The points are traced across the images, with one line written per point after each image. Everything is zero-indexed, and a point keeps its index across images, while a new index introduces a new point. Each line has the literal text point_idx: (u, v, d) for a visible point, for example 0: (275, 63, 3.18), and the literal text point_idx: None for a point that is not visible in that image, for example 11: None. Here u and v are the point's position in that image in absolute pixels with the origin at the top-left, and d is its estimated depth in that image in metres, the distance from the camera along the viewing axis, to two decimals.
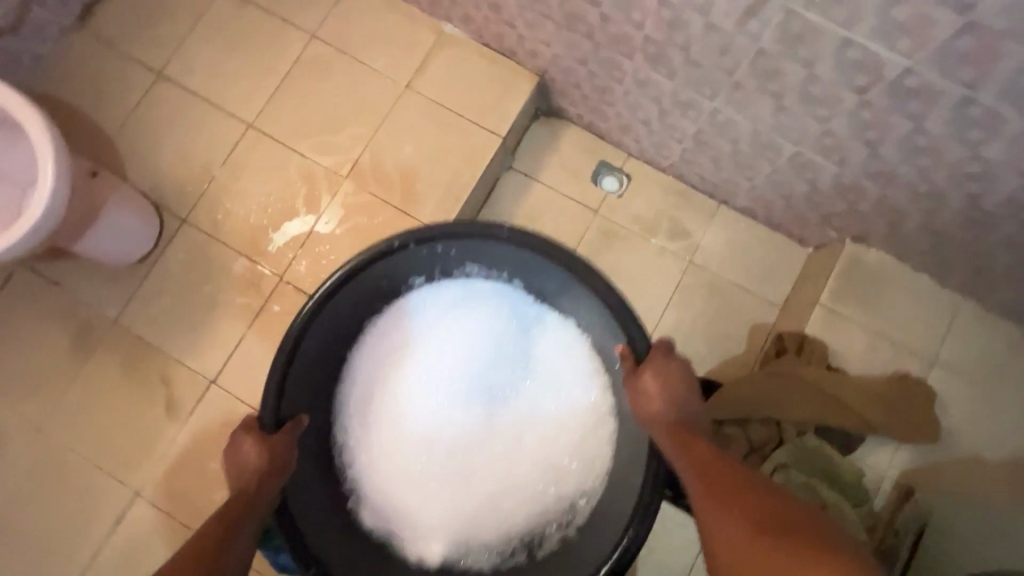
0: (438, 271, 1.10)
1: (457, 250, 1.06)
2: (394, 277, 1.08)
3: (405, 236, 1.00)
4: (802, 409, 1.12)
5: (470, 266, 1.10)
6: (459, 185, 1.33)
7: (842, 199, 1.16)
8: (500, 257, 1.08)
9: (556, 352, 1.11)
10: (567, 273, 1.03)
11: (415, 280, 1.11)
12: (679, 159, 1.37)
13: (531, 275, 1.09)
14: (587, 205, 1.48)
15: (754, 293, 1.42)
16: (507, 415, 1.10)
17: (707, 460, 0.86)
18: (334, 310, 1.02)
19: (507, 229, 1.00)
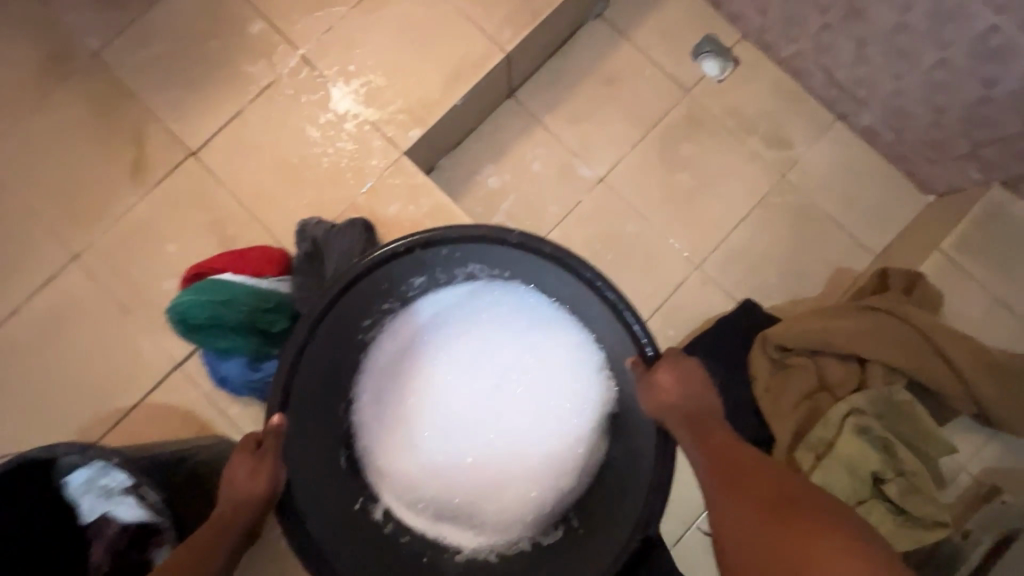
0: (442, 273, 0.87)
1: (463, 252, 0.83)
2: (395, 283, 0.84)
3: (407, 241, 0.79)
4: (899, 355, 0.88)
5: (477, 268, 0.86)
6: (541, 2, 1.08)
7: (1021, 113, 0.91)
8: (509, 261, 0.85)
9: (564, 355, 0.87)
10: (568, 273, 0.80)
11: (419, 280, 0.86)
12: (810, 44, 1.11)
13: (540, 278, 0.85)
14: (679, 82, 1.22)
15: (850, 234, 1.16)
16: (527, 439, 0.87)
17: (731, 455, 0.64)
18: (338, 324, 0.81)
19: (517, 235, 0.78)
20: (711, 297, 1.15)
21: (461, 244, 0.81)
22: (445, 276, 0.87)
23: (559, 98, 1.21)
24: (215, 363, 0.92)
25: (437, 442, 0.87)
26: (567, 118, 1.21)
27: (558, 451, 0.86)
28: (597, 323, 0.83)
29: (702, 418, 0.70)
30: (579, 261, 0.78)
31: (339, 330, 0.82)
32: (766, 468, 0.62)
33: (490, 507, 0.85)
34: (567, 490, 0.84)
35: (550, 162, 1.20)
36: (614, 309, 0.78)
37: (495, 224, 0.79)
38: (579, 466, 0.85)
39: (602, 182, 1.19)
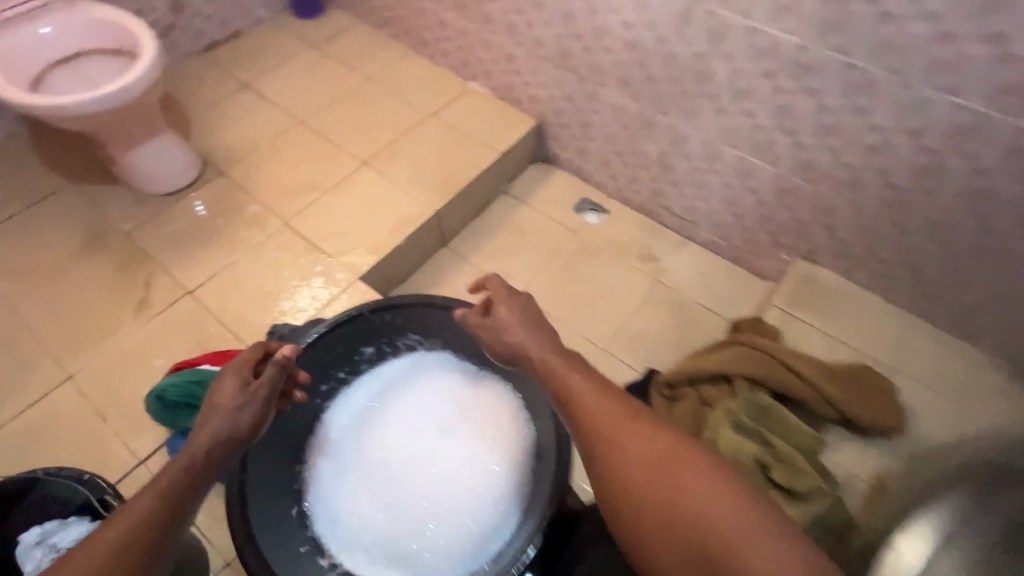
0: (387, 345, 1.08)
1: (401, 320, 1.05)
2: (347, 350, 1.04)
3: (356, 307, 1.01)
4: (755, 369, 1.10)
5: (415, 337, 1.08)
6: (458, 180, 1.55)
7: (785, 206, 1.32)
8: (438, 327, 1.07)
9: (490, 404, 1.04)
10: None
11: (367, 351, 1.07)
12: (649, 191, 1.59)
13: (462, 338, 1.07)
14: (568, 227, 1.66)
15: (718, 314, 1.47)
16: (460, 480, 0.97)
17: (613, 440, 0.69)
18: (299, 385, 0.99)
19: (440, 298, 1.02)
20: (620, 373, 1.38)
21: (399, 312, 1.04)
22: (389, 348, 1.08)
23: (480, 244, 1.62)
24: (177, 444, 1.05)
25: (381, 494, 0.97)
26: (488, 256, 1.59)
27: (486, 487, 0.96)
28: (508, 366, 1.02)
29: (576, 408, 0.74)
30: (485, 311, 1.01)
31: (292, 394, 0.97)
32: (644, 440, 0.68)
33: (427, 547, 0.92)
34: (497, 523, 0.92)
35: (478, 287, 1.53)
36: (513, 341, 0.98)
37: (423, 294, 1.04)
38: (503, 489, 0.95)
39: None
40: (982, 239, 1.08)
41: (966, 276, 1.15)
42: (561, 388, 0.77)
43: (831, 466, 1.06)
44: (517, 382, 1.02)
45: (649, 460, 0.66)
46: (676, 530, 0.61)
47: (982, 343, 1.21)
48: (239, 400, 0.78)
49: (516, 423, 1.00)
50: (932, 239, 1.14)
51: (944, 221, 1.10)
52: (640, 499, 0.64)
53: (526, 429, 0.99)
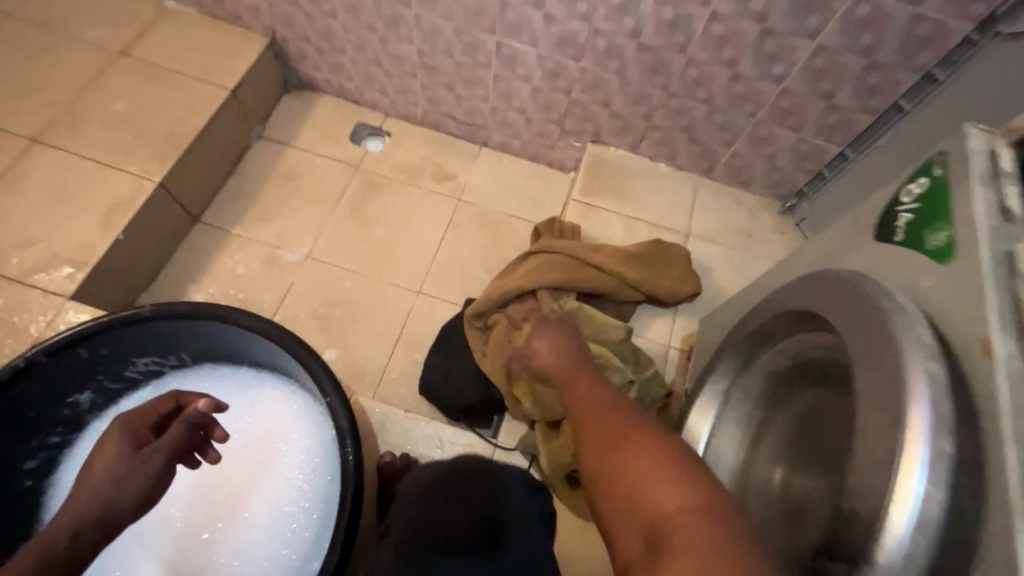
0: (108, 378, 0.82)
1: (113, 347, 0.78)
2: (42, 406, 0.76)
3: (26, 354, 0.71)
4: (559, 276, 1.05)
5: (147, 359, 0.83)
6: (182, 134, 1.21)
7: (560, 90, 1.21)
8: (172, 341, 0.82)
9: (275, 410, 0.87)
10: (223, 323, 0.79)
11: (83, 396, 0.80)
12: (426, 101, 1.39)
13: (210, 343, 0.83)
14: (348, 162, 1.42)
15: (527, 220, 1.39)
16: (253, 510, 0.82)
17: (584, 404, 0.64)
18: None
19: (150, 308, 0.76)
20: (439, 311, 1.26)
21: (101, 340, 0.76)
22: (114, 381, 0.82)
23: (246, 207, 1.32)
24: None
25: (162, 556, 0.81)
26: (259, 220, 1.31)
27: (283, 505, 0.82)
28: (279, 362, 0.83)
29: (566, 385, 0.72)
30: (219, 307, 0.77)
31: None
32: (620, 415, 0.59)
33: None
34: (300, 545, 0.78)
35: (254, 260, 1.27)
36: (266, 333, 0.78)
37: (128, 309, 0.76)
38: (303, 499, 0.81)
39: (309, 258, 1.29)
40: (734, 88, 1.07)
41: (729, 128, 1.16)
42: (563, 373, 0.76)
43: (646, 347, 1.08)
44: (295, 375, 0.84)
45: (626, 424, 0.57)
46: (605, 475, 0.53)
47: (756, 187, 1.27)
48: (130, 465, 0.62)
49: (306, 421, 0.85)
50: (694, 97, 1.12)
51: (700, 73, 1.07)
52: (602, 456, 0.54)
53: (318, 425, 0.84)
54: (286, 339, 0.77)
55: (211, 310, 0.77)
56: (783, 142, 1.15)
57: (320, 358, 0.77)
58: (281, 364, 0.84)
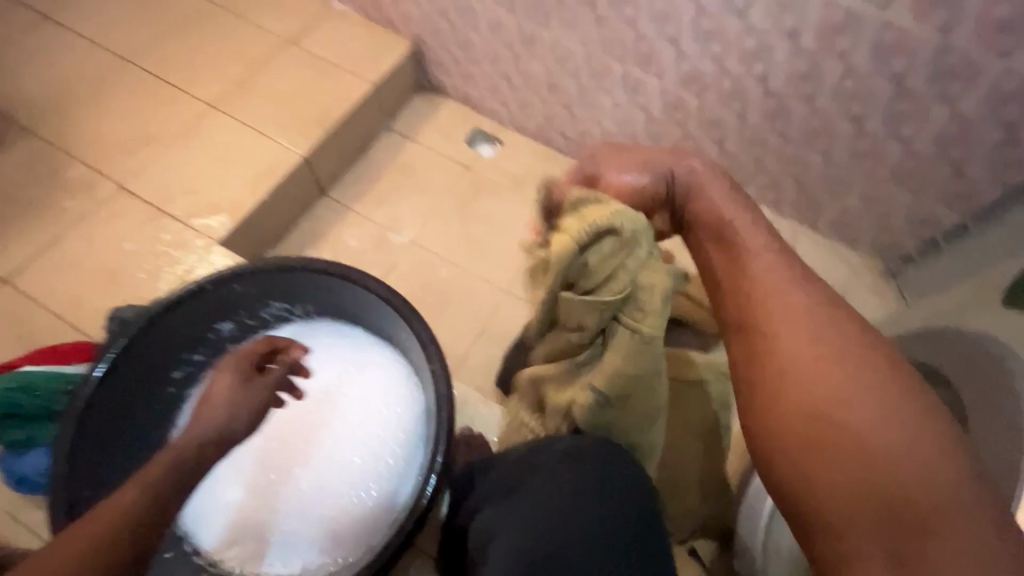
0: (248, 316, 0.95)
1: (259, 288, 0.91)
2: (196, 326, 0.90)
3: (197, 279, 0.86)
4: None
5: (279, 306, 0.95)
6: (328, 117, 1.37)
7: (675, 123, 1.26)
8: (304, 293, 0.94)
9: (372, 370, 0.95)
10: (351, 286, 0.89)
11: (226, 326, 0.93)
12: (542, 117, 1.48)
13: (334, 302, 0.95)
14: (461, 162, 1.53)
15: None
16: (350, 455, 0.91)
17: (772, 313, 0.61)
18: (133, 368, 0.84)
19: (296, 261, 0.88)
20: (523, 312, 1.33)
21: (252, 280, 0.89)
22: (252, 318, 0.95)
23: (365, 189, 1.46)
24: (8, 464, 0.88)
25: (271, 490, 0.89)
26: (375, 202, 1.45)
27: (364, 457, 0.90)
28: (388, 329, 0.93)
29: (765, 307, 0.62)
30: (349, 269, 0.88)
31: (126, 392, 0.84)
32: (805, 355, 0.59)
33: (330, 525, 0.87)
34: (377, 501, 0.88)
35: (365, 237, 1.40)
36: (384, 298, 0.88)
37: (279, 258, 0.90)
38: (396, 447, 0.91)
39: (414, 243, 1.40)
40: (857, 143, 1.08)
41: (842, 183, 1.16)
42: (720, 243, 0.67)
43: None
44: (398, 343, 0.93)
45: (831, 380, 0.57)
46: (817, 417, 0.56)
47: (860, 245, 1.25)
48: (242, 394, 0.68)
49: (401, 380, 0.94)
50: (811, 146, 1.13)
51: (822, 125, 1.08)
52: (788, 417, 0.57)
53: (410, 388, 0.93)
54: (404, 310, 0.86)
55: (342, 271, 0.88)
56: (898, 204, 1.13)
57: (430, 333, 0.86)
58: (391, 331, 0.93)
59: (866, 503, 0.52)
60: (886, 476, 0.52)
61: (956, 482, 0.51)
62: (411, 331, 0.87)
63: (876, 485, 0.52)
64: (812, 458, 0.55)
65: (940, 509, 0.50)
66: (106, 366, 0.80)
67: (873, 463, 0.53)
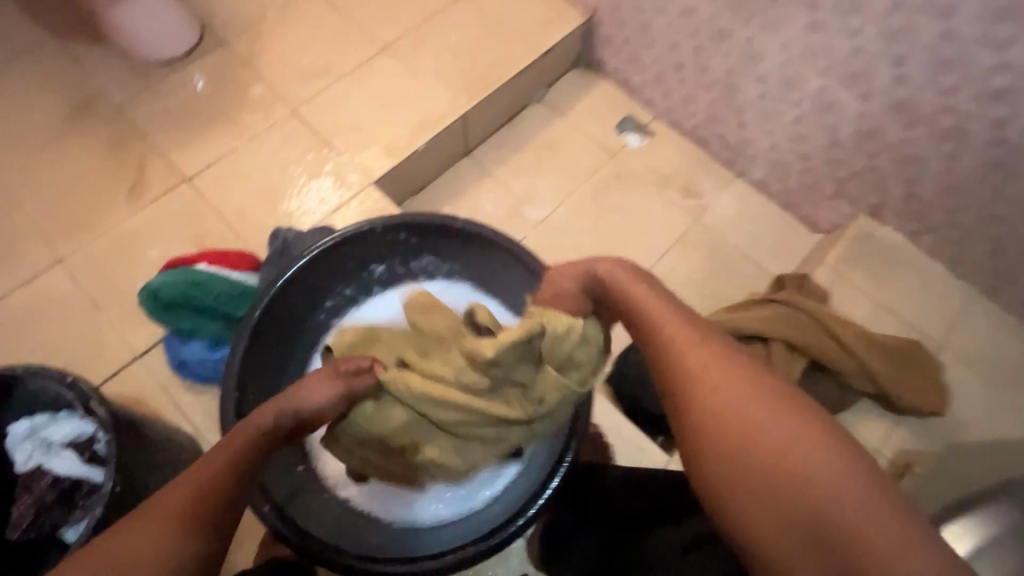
0: (399, 264, 0.97)
1: (419, 240, 0.93)
2: (355, 265, 0.94)
3: (370, 220, 0.88)
4: (797, 333, 1.00)
5: (430, 260, 0.97)
6: (491, 78, 1.35)
7: (862, 152, 1.15)
8: (457, 253, 0.95)
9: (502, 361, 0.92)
10: (509, 255, 0.90)
11: (378, 268, 0.96)
12: (705, 116, 1.39)
13: (484, 267, 0.95)
14: (606, 147, 1.47)
15: (758, 262, 1.35)
16: None
17: (708, 369, 0.54)
18: (300, 293, 0.90)
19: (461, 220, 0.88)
20: None
21: (415, 230, 0.91)
22: (403, 268, 0.97)
23: (509, 156, 1.45)
24: (174, 349, 0.98)
25: None
26: (516, 171, 1.43)
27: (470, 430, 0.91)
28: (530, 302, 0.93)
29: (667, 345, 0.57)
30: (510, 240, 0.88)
31: (291, 312, 0.90)
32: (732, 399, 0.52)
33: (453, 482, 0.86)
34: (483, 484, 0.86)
35: (501, 204, 1.39)
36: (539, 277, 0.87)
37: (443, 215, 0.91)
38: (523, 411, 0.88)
39: (546, 221, 1.38)
40: None
41: None
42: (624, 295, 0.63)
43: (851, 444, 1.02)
44: None
45: (774, 434, 0.49)
46: (757, 481, 0.49)
47: None
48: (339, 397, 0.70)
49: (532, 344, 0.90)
50: None
51: None
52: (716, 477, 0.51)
53: None
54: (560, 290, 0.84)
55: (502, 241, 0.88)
56: None
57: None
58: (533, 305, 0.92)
59: (801, 543, 0.46)
60: (800, 514, 0.47)
61: (885, 509, 0.45)
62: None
63: (818, 522, 0.46)
64: (769, 510, 0.48)
65: (866, 543, 0.44)
66: (283, 284, 0.86)
67: (794, 504, 0.47)
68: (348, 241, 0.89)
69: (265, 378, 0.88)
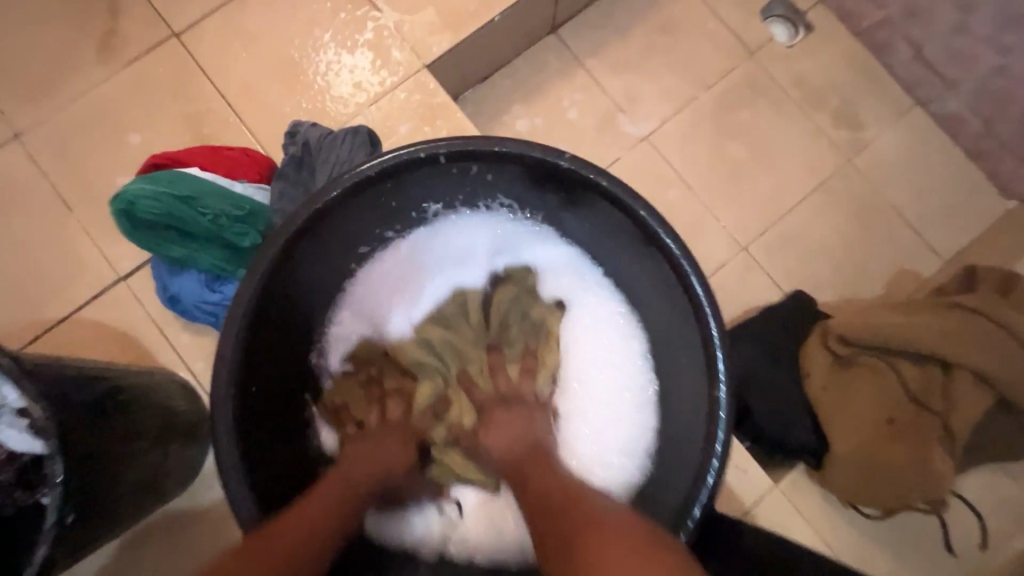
0: (463, 205, 0.69)
1: (497, 177, 0.64)
2: (403, 201, 0.65)
3: (431, 144, 0.59)
4: (995, 360, 0.73)
5: (507, 203, 0.68)
6: None
7: None
8: (548, 198, 0.66)
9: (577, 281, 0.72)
10: (624, 216, 0.60)
11: (433, 207, 0.68)
12: (902, 9, 0.97)
13: (584, 224, 0.67)
14: (744, 41, 1.06)
15: (918, 231, 1.02)
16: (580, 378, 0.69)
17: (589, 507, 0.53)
18: (326, 238, 0.63)
19: (568, 158, 0.58)
20: (756, 285, 0.99)
21: (493, 164, 0.61)
22: (466, 208, 0.69)
23: (608, 41, 1.06)
24: (163, 278, 0.75)
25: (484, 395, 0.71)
26: (617, 66, 1.05)
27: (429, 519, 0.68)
28: (644, 283, 0.66)
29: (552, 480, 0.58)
30: (638, 198, 0.58)
31: (314, 262, 0.64)
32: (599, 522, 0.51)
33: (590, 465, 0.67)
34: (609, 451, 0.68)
35: (591, 110, 1.04)
36: (672, 260, 0.58)
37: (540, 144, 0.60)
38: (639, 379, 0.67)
39: (646, 140, 1.03)
40: None
41: None
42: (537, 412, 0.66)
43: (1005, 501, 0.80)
44: (651, 312, 0.67)
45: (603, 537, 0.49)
46: None
47: None
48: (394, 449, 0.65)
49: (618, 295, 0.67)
50: None
51: None
52: None
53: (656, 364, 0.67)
54: (699, 288, 0.57)
55: (627, 198, 0.58)
56: None
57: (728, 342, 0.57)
58: (648, 285, 0.65)
59: None
60: None
61: None
62: (691, 317, 0.59)
63: None
64: None
65: None
66: (300, 225, 0.58)
67: None
68: (397, 171, 0.60)
69: (277, 354, 0.64)
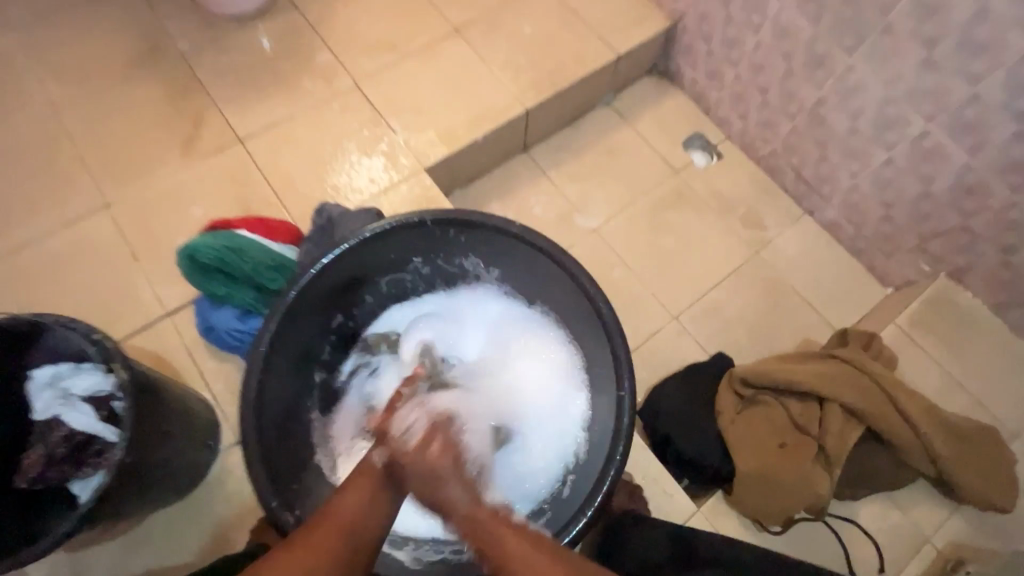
0: (442, 261, 0.91)
1: (468, 239, 0.87)
2: (397, 256, 0.89)
3: (419, 212, 0.83)
4: (857, 396, 0.92)
5: (475, 262, 0.90)
6: (563, 76, 1.29)
7: (956, 209, 1.07)
8: (505, 257, 0.88)
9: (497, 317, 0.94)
10: (556, 268, 0.82)
11: (420, 263, 0.91)
12: (782, 145, 1.30)
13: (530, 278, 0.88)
14: (671, 163, 1.39)
15: (817, 308, 1.26)
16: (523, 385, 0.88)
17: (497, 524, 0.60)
18: (338, 278, 0.85)
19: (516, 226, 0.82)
20: (685, 347, 1.21)
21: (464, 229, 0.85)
22: (444, 265, 0.92)
23: (566, 159, 1.38)
24: (206, 312, 0.96)
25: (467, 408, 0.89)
26: (573, 176, 1.36)
27: None
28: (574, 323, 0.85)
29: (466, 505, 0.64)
30: (565, 252, 0.80)
31: (328, 296, 0.85)
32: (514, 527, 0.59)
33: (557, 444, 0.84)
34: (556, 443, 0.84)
35: (553, 209, 1.33)
36: (591, 300, 0.79)
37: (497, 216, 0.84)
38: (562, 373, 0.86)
39: (596, 232, 1.31)
40: None
41: None
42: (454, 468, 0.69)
43: (889, 523, 0.94)
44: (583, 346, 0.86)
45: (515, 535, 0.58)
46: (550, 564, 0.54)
47: None
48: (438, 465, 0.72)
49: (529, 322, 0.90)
50: None
51: None
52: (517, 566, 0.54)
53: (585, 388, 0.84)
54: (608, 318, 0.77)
55: (557, 252, 0.81)
56: None
57: (629, 355, 0.76)
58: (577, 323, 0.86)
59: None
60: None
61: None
62: (606, 341, 0.79)
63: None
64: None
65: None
66: (323, 265, 0.81)
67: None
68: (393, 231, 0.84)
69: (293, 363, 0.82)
